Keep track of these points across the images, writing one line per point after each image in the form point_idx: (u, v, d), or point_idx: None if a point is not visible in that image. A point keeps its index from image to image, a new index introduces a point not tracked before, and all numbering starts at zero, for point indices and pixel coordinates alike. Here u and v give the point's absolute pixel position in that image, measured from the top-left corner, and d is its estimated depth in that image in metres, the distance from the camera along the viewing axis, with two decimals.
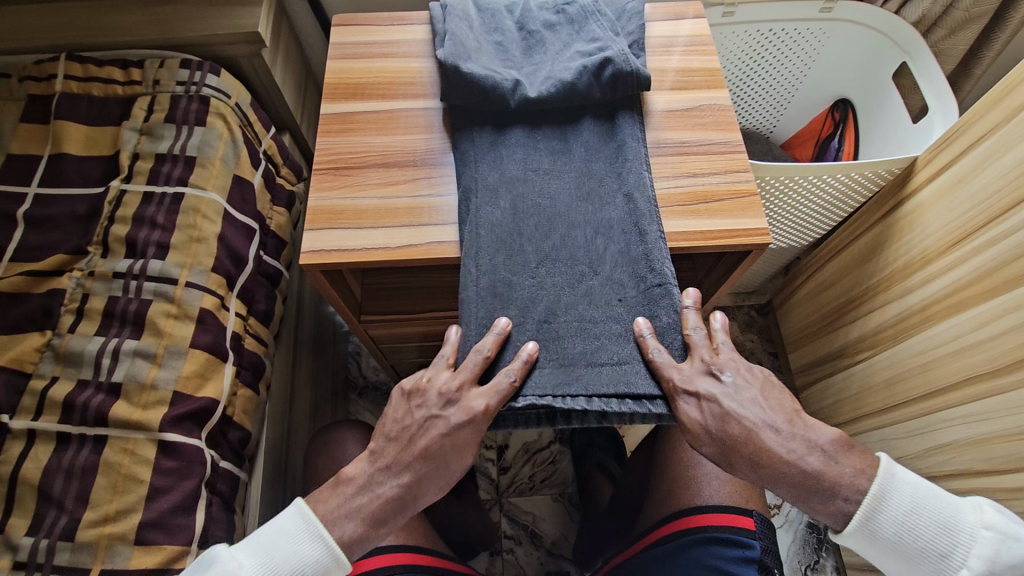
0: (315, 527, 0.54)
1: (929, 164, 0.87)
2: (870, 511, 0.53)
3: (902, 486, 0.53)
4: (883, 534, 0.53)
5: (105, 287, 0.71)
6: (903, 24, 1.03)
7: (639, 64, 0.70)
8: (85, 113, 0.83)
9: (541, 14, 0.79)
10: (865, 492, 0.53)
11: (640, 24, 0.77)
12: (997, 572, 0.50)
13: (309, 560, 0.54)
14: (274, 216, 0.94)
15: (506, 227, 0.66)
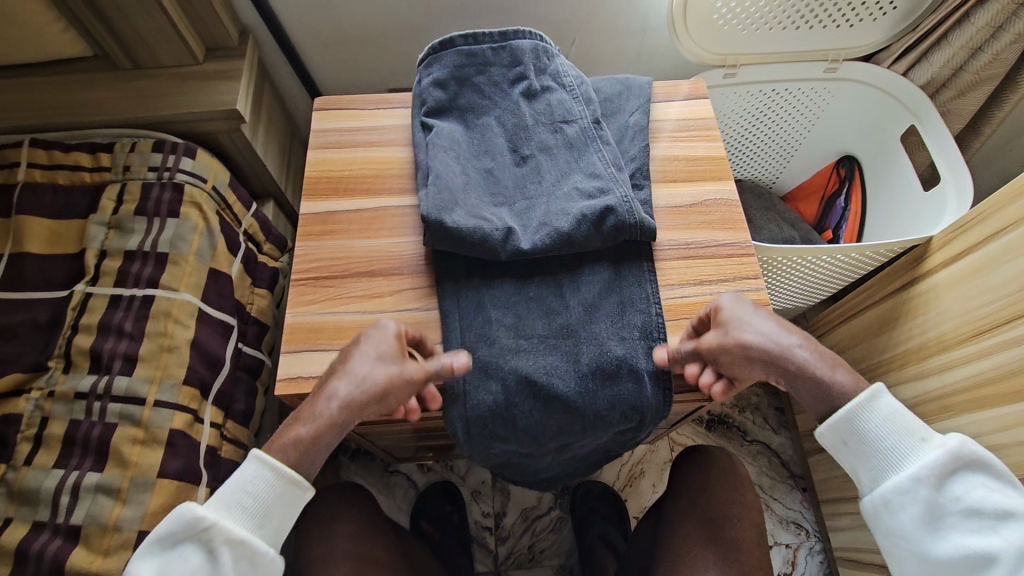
0: (272, 468, 0.52)
1: (944, 247, 0.83)
2: (915, 469, 0.52)
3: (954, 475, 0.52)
4: (930, 541, 0.52)
5: (66, 409, 0.66)
6: (912, 88, 0.98)
7: (641, 215, 0.64)
8: (48, 206, 0.77)
9: (537, 128, 0.70)
10: (901, 483, 0.52)
11: (644, 145, 0.72)
12: None
13: (261, 487, 0.52)
14: (254, 300, 0.88)
15: (496, 420, 0.61)
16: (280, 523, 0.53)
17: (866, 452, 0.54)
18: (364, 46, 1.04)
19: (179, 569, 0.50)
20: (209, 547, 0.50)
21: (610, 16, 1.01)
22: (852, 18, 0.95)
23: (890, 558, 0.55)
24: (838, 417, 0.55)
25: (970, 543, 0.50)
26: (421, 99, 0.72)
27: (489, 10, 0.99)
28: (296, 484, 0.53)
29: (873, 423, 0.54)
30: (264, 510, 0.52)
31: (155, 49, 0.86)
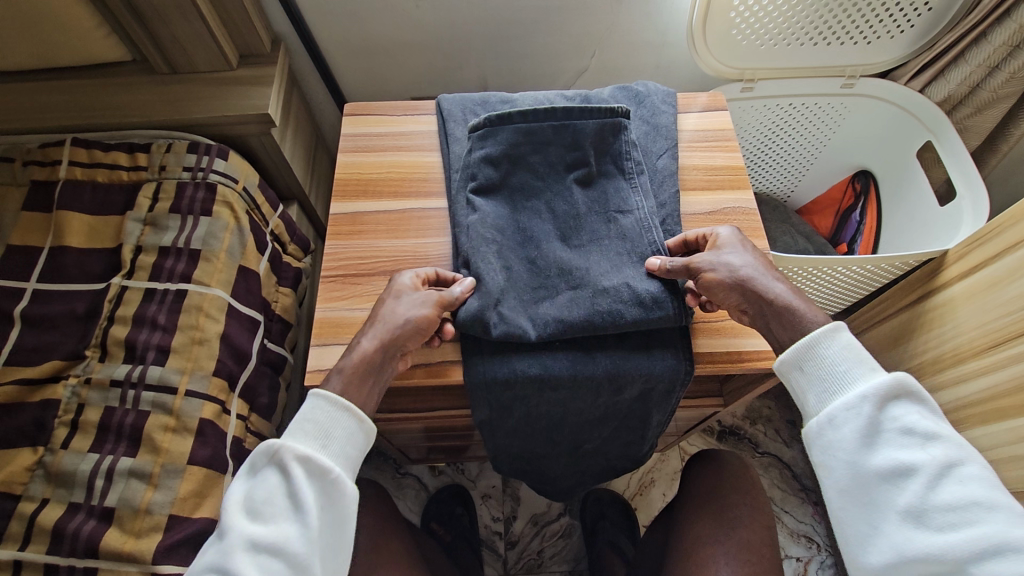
0: (338, 401, 0.55)
1: (961, 259, 0.84)
2: (864, 388, 0.54)
3: (891, 394, 0.53)
4: (865, 459, 0.53)
5: (101, 396, 0.68)
6: (929, 104, 1.00)
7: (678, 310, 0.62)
8: (88, 202, 0.80)
9: (590, 216, 0.68)
10: (846, 398, 0.54)
11: (674, 190, 0.74)
12: (936, 512, 0.50)
13: (319, 419, 0.55)
14: (279, 298, 0.91)
15: (520, 428, 0.68)
16: (346, 447, 0.56)
17: (820, 374, 0.56)
18: (392, 56, 1.08)
19: (261, 489, 0.53)
20: (281, 467, 0.53)
21: (629, 30, 1.04)
22: (870, 35, 0.96)
23: (823, 474, 0.55)
24: (799, 344, 0.57)
25: (902, 459, 0.51)
26: (472, 176, 0.69)
27: (513, 24, 1.02)
28: (352, 411, 0.56)
29: (832, 350, 0.56)
30: (327, 434, 0.55)
31: (192, 55, 0.90)
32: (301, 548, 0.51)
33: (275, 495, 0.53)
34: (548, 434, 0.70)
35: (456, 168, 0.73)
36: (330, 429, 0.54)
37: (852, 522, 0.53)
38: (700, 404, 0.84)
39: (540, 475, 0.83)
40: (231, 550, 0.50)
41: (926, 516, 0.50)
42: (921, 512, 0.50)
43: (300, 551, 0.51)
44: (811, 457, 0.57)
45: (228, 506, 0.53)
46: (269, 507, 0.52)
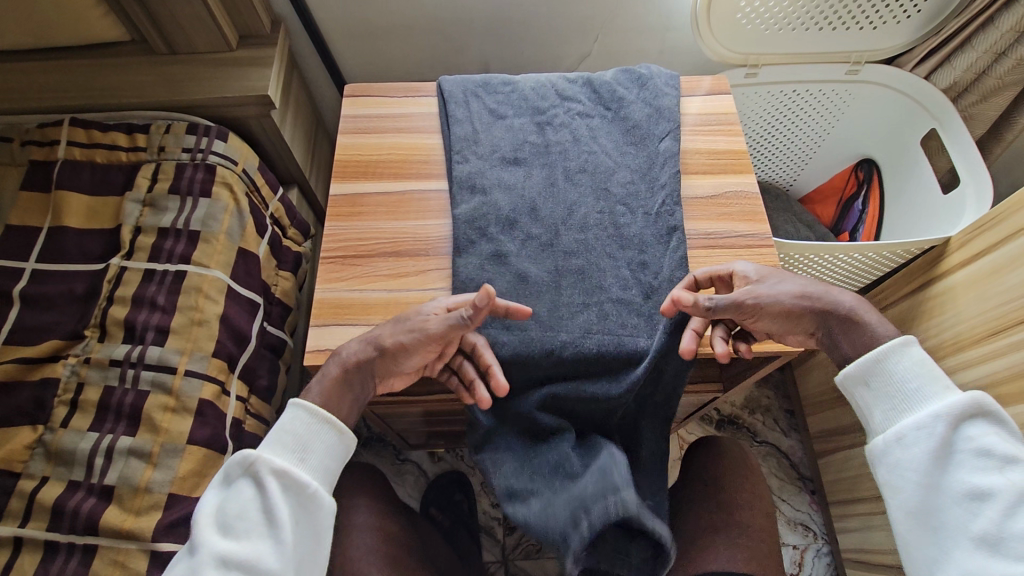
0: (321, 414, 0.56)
1: (964, 247, 0.84)
2: (937, 408, 0.54)
3: (969, 417, 0.54)
4: (940, 481, 0.53)
5: (101, 375, 0.68)
6: (934, 90, 0.99)
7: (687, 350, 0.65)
8: (87, 183, 0.80)
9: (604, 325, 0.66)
10: (913, 417, 0.55)
11: (675, 171, 0.74)
12: (1010, 540, 0.50)
13: (292, 429, 0.56)
14: (279, 281, 0.91)
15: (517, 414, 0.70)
16: (323, 460, 0.56)
17: (888, 391, 0.57)
18: (392, 39, 1.07)
19: (235, 502, 0.52)
20: (257, 480, 0.53)
21: (633, 14, 1.02)
22: (876, 21, 0.96)
23: (888, 494, 0.56)
24: (866, 359, 0.58)
25: (974, 482, 0.52)
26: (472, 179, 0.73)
27: (515, 6, 1.00)
28: (331, 423, 0.57)
29: (899, 368, 0.57)
30: (304, 445, 0.55)
31: (191, 35, 0.89)
32: (273, 564, 0.51)
33: (249, 508, 0.53)
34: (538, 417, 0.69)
35: (460, 147, 0.75)
36: (309, 442, 0.55)
37: (921, 545, 0.54)
38: (701, 390, 0.84)
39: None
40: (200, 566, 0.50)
41: (1000, 543, 0.50)
42: (997, 538, 0.50)
43: (272, 568, 0.51)
44: (876, 476, 0.57)
45: (201, 519, 0.52)
46: (242, 522, 0.52)
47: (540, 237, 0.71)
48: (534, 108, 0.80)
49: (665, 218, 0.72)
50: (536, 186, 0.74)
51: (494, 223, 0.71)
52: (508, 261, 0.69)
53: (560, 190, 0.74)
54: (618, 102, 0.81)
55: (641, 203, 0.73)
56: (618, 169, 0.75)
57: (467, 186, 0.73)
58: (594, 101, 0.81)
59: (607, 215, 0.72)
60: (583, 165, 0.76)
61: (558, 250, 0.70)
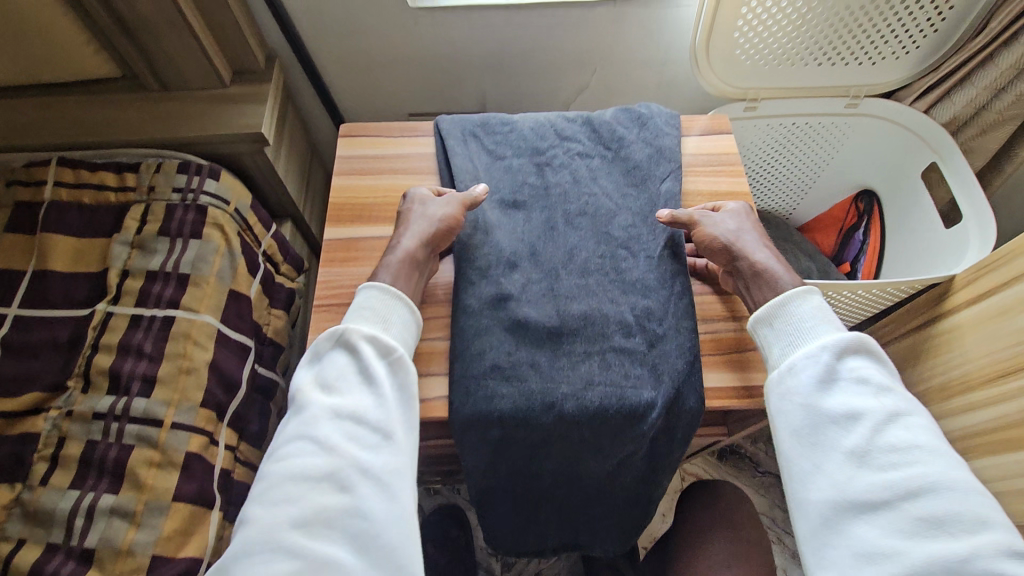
0: (393, 291, 0.60)
1: (968, 286, 0.82)
2: (825, 340, 0.56)
3: (849, 348, 0.56)
4: (818, 400, 0.54)
5: (83, 428, 0.66)
6: (933, 125, 0.98)
7: (695, 404, 0.63)
8: (74, 224, 0.78)
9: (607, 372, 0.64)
10: (804, 348, 0.57)
11: (677, 214, 0.73)
12: (875, 451, 0.51)
13: (366, 304, 0.59)
14: (271, 321, 0.88)
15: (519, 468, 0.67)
16: (403, 335, 0.60)
17: (786, 329, 0.59)
18: (389, 73, 1.06)
19: (333, 367, 0.56)
20: (352, 348, 0.57)
21: (630, 49, 1.02)
22: (873, 56, 0.95)
23: (776, 421, 0.57)
24: (771, 303, 0.61)
25: (851, 401, 0.53)
26: (471, 222, 0.72)
27: (512, 42, 1.00)
28: (401, 299, 0.61)
29: (800, 309, 0.59)
30: (384, 319, 0.59)
31: (183, 70, 0.88)
32: (378, 415, 0.53)
33: (348, 374, 0.56)
34: (532, 464, 0.66)
35: (462, 180, 0.74)
36: (388, 313, 0.59)
37: (800, 465, 0.54)
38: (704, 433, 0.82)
39: (539, 522, 0.78)
40: (316, 418, 0.53)
41: (869, 456, 0.51)
42: (867, 452, 0.51)
43: (380, 417, 0.53)
44: (767, 409, 0.58)
45: (304, 385, 0.55)
46: (343, 381, 0.55)
47: (540, 281, 0.69)
48: (534, 148, 0.79)
49: (667, 263, 0.70)
50: (535, 229, 0.72)
51: (494, 265, 0.69)
52: (509, 305, 0.66)
53: (561, 232, 0.72)
54: (619, 141, 0.79)
55: (643, 246, 0.71)
56: (618, 212, 0.74)
57: (467, 227, 0.72)
58: (594, 140, 0.80)
59: (608, 259, 0.70)
60: (584, 208, 0.74)
61: (558, 294, 0.68)
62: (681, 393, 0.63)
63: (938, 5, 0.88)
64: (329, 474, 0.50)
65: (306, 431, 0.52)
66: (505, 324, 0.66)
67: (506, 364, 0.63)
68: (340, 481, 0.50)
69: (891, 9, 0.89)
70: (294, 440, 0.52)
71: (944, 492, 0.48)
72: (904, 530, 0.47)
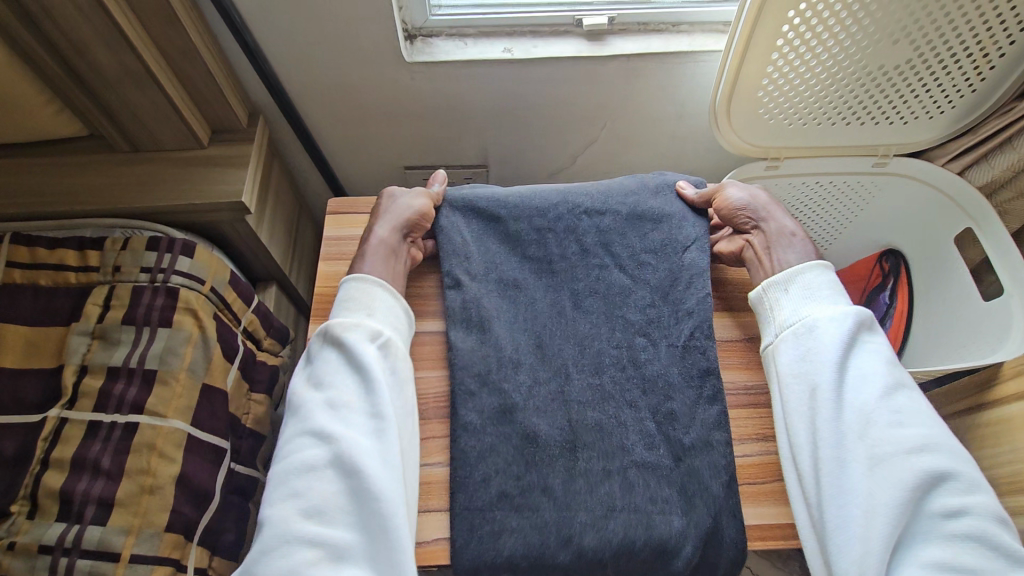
0: (371, 281, 0.62)
1: (1018, 374, 0.75)
2: (840, 306, 0.60)
3: (866, 318, 0.60)
4: (834, 359, 0.58)
5: (27, 564, 0.57)
6: (965, 186, 0.91)
7: (735, 536, 0.55)
8: (28, 311, 0.70)
9: (630, 499, 0.56)
10: (821, 314, 0.61)
11: (705, 293, 0.66)
12: (883, 412, 0.54)
13: (343, 300, 0.61)
14: (252, 408, 0.80)
15: None
16: (388, 318, 0.61)
17: (800, 294, 0.63)
18: (383, 128, 0.98)
19: (324, 364, 0.58)
20: (338, 343, 0.58)
21: (642, 104, 0.95)
22: (906, 114, 0.88)
23: (788, 377, 0.60)
24: (787, 268, 0.64)
25: (861, 366, 0.57)
26: (469, 315, 0.64)
27: (517, 97, 0.93)
28: (379, 286, 0.62)
29: (815, 277, 0.63)
30: (366, 309, 0.61)
31: (156, 132, 0.80)
32: (370, 406, 0.55)
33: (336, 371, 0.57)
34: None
35: (451, 268, 0.66)
36: (370, 302, 0.61)
37: (811, 415, 0.57)
38: None
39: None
40: (308, 416, 0.55)
41: (873, 414, 0.55)
42: (874, 412, 0.55)
43: (372, 406, 0.55)
44: (778, 369, 0.61)
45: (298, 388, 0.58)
46: (332, 376, 0.57)
47: (549, 382, 0.61)
48: (539, 217, 0.70)
49: (694, 355, 0.62)
50: (542, 318, 0.64)
51: (495, 367, 0.61)
52: (515, 418, 0.59)
53: (570, 320, 0.64)
54: (635, 201, 0.72)
55: (664, 332, 0.64)
56: (634, 290, 0.66)
57: (465, 320, 0.64)
58: (605, 201, 0.71)
59: (625, 350, 0.63)
60: (596, 289, 0.66)
61: (571, 400, 0.60)
62: (719, 524, 0.55)
63: (979, 63, 0.80)
64: (330, 463, 0.52)
65: (304, 427, 0.54)
66: (511, 442, 0.58)
67: (515, 491, 0.56)
68: (344, 468, 0.52)
69: (927, 66, 0.81)
70: (294, 439, 0.54)
71: (939, 456, 0.53)
72: (908, 486, 0.51)
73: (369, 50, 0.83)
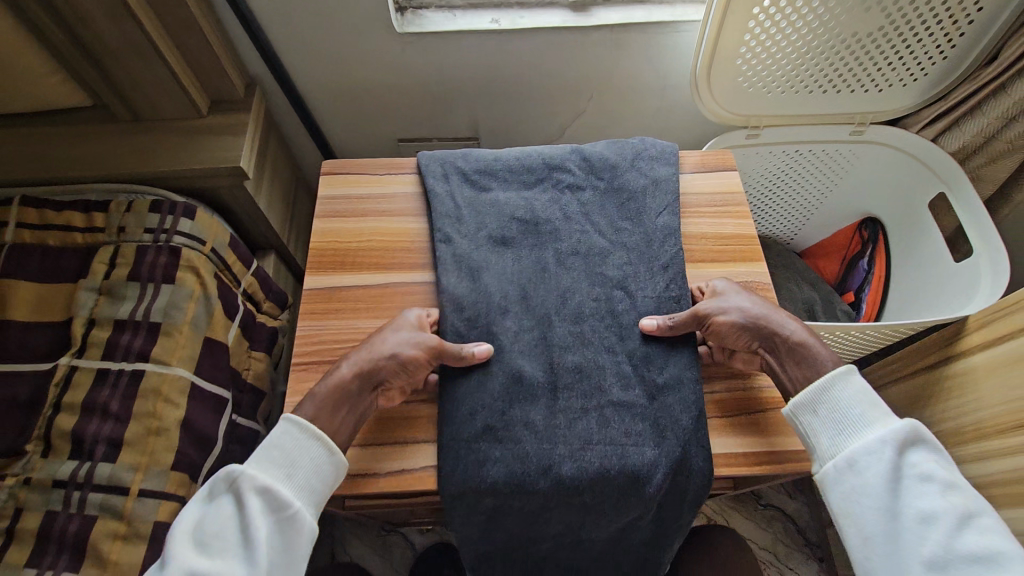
0: (310, 431, 0.55)
1: (983, 327, 0.78)
2: (882, 433, 0.55)
3: (910, 438, 0.54)
4: (889, 503, 0.53)
5: (42, 499, 0.61)
6: (938, 152, 0.94)
7: (703, 465, 0.59)
8: (36, 270, 0.73)
9: (605, 433, 0.60)
10: (866, 445, 0.55)
11: (678, 250, 0.69)
12: (954, 558, 0.50)
13: (273, 445, 0.55)
14: (251, 365, 0.84)
15: (515, 534, 0.62)
16: (310, 482, 0.55)
17: (836, 419, 0.57)
18: (376, 100, 1.01)
19: (214, 520, 0.52)
20: (240, 499, 0.53)
21: (627, 75, 0.98)
22: (881, 83, 0.91)
23: (843, 521, 0.55)
24: (812, 387, 0.58)
25: (919, 504, 0.52)
26: (457, 264, 0.68)
27: (506, 68, 0.96)
28: (320, 441, 0.55)
29: (843, 394, 0.58)
30: (291, 464, 0.54)
31: (157, 100, 0.83)
32: None
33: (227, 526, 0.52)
34: (530, 530, 0.62)
35: (441, 225, 0.70)
36: (295, 461, 0.54)
37: (877, 563, 0.53)
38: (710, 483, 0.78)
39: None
40: None
41: (944, 563, 0.50)
42: (945, 560, 0.50)
43: None
44: (829, 508, 0.57)
45: (178, 534, 0.52)
46: (218, 539, 0.52)
47: (530, 329, 0.65)
48: (523, 181, 0.75)
49: (668, 306, 0.66)
50: (525, 269, 0.68)
51: (479, 313, 0.65)
52: (499, 358, 0.62)
53: (552, 274, 0.68)
54: (610, 171, 0.75)
55: (640, 286, 0.67)
56: (612, 250, 0.69)
57: (453, 267, 0.67)
58: (586, 170, 0.75)
59: (603, 302, 0.66)
60: (576, 246, 0.70)
61: (551, 343, 0.64)
62: (687, 454, 0.59)
63: (949, 31, 0.84)
64: None
65: None
66: (493, 379, 0.61)
67: (498, 424, 0.59)
68: None
69: (901, 34, 0.84)
70: None
71: None
72: None
73: (361, 22, 0.86)
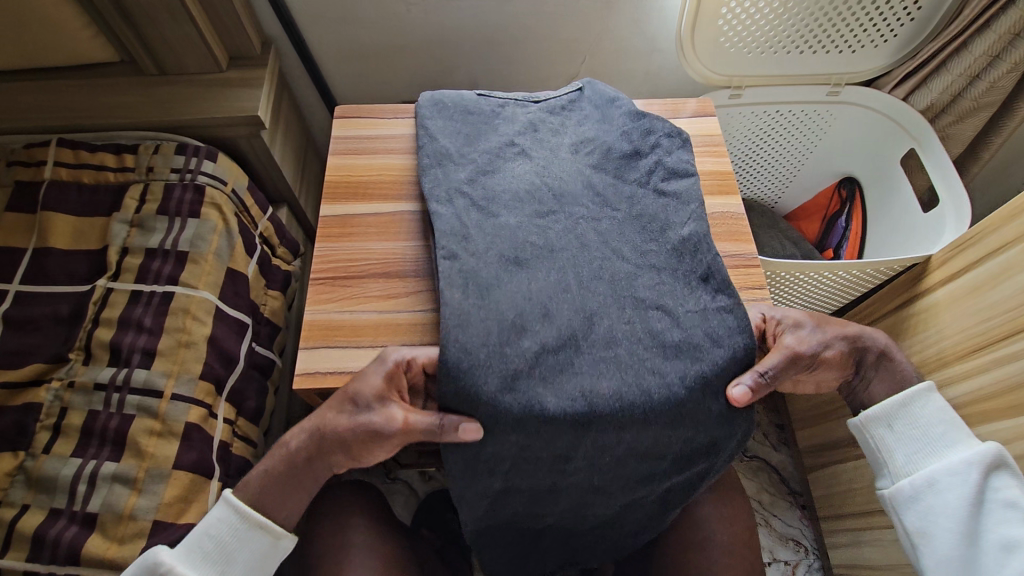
0: (250, 516, 0.59)
1: (945, 265, 0.85)
2: (964, 455, 0.61)
3: (989, 462, 0.60)
4: (966, 524, 0.59)
5: (85, 399, 0.68)
6: (916, 116, 1.00)
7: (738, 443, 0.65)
8: (75, 203, 0.79)
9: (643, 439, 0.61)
10: (948, 466, 0.61)
11: (715, 258, 0.67)
12: None
13: (209, 528, 0.59)
14: (268, 301, 0.89)
15: (534, 494, 0.67)
16: (246, 566, 0.59)
17: (915, 437, 0.64)
18: (385, 62, 1.08)
19: None
20: None
21: (621, 38, 1.05)
22: (854, 43, 0.98)
23: (920, 538, 0.62)
24: (892, 403, 0.65)
25: (998, 529, 0.59)
26: (457, 280, 0.63)
27: (508, 30, 1.02)
28: (262, 528, 0.59)
29: (924, 413, 0.64)
30: (226, 551, 0.58)
31: (180, 54, 0.89)
32: None
33: None
34: (537, 497, 0.68)
35: (446, 243, 0.65)
36: (230, 551, 0.58)
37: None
38: None
39: (538, 548, 0.81)
40: None
41: None
42: None
43: None
44: (902, 524, 0.63)
45: None
46: None
47: (557, 347, 0.60)
48: (532, 202, 0.70)
49: (714, 319, 0.64)
50: (544, 289, 0.64)
51: (496, 332, 0.60)
52: (528, 389, 0.58)
53: (576, 295, 0.64)
54: (627, 199, 0.72)
55: (676, 303, 0.64)
56: (637, 272, 0.67)
57: (459, 283, 0.62)
58: (599, 200, 0.72)
59: (638, 324, 0.63)
60: (598, 268, 0.66)
61: (579, 370, 0.60)
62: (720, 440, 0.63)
63: None
64: None
65: None
66: (513, 408, 0.57)
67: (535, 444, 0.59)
68: None
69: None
70: None
71: None
72: None
73: None
